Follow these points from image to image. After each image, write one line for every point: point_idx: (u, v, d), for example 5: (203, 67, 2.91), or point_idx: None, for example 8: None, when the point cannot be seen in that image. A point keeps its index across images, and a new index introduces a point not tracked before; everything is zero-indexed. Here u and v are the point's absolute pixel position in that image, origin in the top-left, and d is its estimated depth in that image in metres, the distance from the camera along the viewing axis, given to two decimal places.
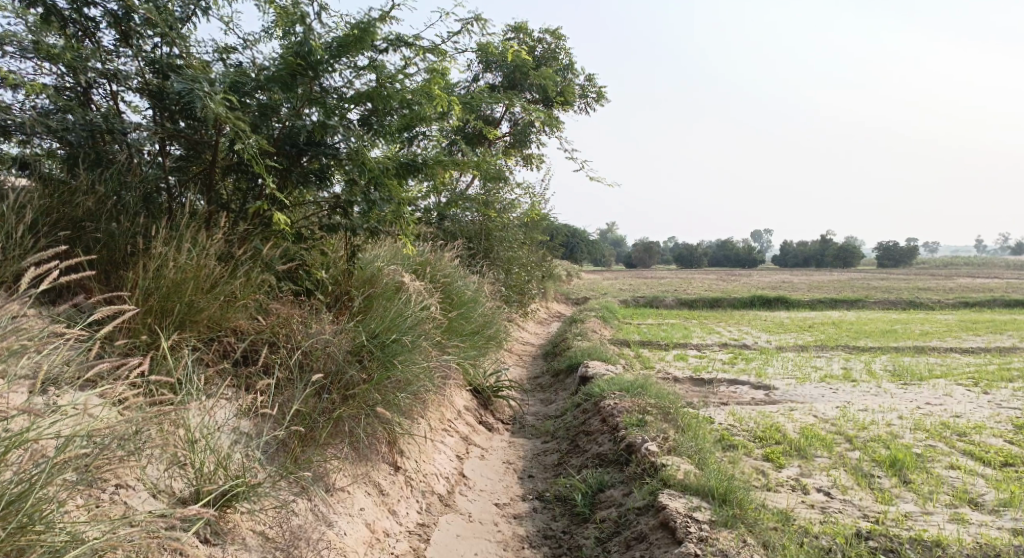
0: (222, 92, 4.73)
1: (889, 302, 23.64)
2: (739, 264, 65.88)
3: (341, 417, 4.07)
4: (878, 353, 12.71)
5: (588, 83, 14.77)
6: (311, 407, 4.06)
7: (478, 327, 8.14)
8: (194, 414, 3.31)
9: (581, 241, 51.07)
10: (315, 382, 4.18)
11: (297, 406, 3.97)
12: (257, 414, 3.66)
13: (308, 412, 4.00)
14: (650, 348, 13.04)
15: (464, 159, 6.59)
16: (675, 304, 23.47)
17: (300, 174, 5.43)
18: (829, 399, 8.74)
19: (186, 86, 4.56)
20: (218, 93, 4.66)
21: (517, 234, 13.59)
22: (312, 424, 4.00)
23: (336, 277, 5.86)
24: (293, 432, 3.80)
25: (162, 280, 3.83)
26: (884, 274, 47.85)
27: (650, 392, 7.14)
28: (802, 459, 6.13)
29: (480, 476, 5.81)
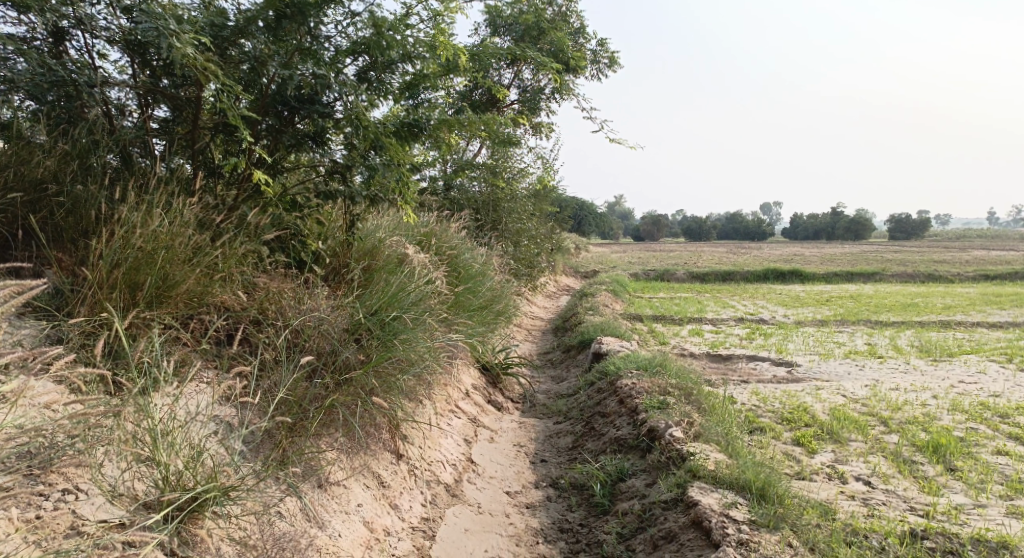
0: (193, 32, 4.20)
1: (906, 275, 23.04)
2: (749, 237, 65.06)
3: (336, 403, 3.66)
4: (902, 328, 12.23)
5: (600, 48, 14.16)
6: (302, 392, 3.64)
7: (485, 302, 7.71)
8: (162, 404, 2.87)
9: (588, 214, 50.55)
10: (305, 366, 3.74)
11: (286, 390, 3.56)
12: (239, 401, 3.25)
13: (299, 397, 3.59)
14: (664, 322, 12.61)
15: (471, 121, 6.09)
16: (687, 277, 22.98)
17: (294, 136, 4.99)
18: (856, 377, 8.29)
19: (160, 30, 4.04)
20: (187, 32, 4.14)
21: (527, 204, 13.11)
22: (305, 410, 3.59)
23: (334, 248, 5.48)
24: (281, 419, 3.38)
25: (130, 249, 3.38)
26: (897, 247, 47.06)
27: (670, 370, 6.70)
28: (836, 444, 5.70)
29: (489, 461, 5.42)
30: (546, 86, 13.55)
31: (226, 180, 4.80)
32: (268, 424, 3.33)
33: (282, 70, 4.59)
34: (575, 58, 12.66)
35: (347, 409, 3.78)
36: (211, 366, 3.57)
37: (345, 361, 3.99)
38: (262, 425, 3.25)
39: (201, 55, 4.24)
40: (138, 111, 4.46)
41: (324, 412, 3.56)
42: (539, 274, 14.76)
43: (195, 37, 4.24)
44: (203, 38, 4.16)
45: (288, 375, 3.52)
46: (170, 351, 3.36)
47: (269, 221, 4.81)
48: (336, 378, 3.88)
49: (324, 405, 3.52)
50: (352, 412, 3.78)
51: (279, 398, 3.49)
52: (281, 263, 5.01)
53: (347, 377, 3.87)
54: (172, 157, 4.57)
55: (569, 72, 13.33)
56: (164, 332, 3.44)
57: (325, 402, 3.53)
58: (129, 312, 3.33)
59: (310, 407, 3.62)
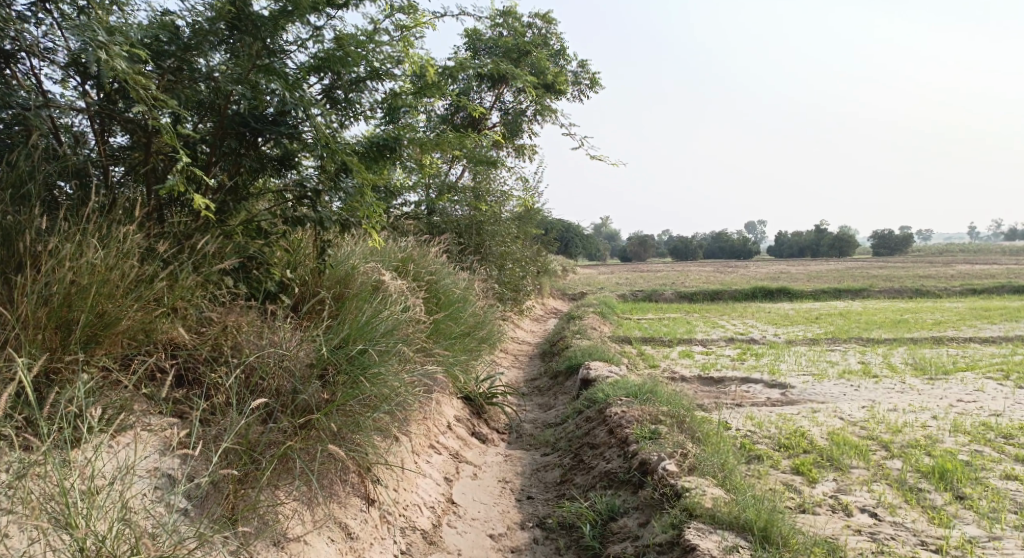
0: (124, 44, 3.84)
1: (894, 290, 22.96)
2: (735, 255, 65.19)
3: (294, 450, 3.37)
4: (895, 344, 12.02)
5: (581, 69, 14.03)
6: (256, 438, 3.36)
7: (467, 329, 7.42)
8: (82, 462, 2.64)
9: (574, 236, 50.44)
10: (259, 409, 3.46)
11: (239, 435, 3.25)
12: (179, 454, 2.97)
13: (252, 444, 3.28)
14: (653, 344, 12.34)
15: (446, 140, 5.83)
16: (675, 297, 22.78)
17: (258, 161, 4.76)
18: (852, 398, 8.03)
19: (92, 45, 3.68)
20: (118, 43, 3.79)
21: (511, 227, 12.86)
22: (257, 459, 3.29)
23: (304, 277, 5.25)
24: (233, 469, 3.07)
25: (60, 284, 3.11)
26: (882, 262, 47.26)
27: (661, 396, 6.41)
28: (837, 472, 5.41)
29: (471, 501, 5.09)
30: (527, 108, 13.39)
31: (184, 208, 4.48)
32: (218, 475, 3.01)
33: (237, 86, 4.34)
34: (556, 78, 12.51)
35: (306, 457, 3.49)
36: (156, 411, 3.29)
37: (306, 403, 3.71)
38: (211, 476, 2.94)
39: (134, 68, 3.91)
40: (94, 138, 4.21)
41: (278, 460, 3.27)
42: (525, 297, 14.50)
43: (128, 50, 3.89)
44: (138, 50, 3.83)
45: (240, 420, 3.23)
46: (106, 398, 3.09)
47: (227, 251, 4.54)
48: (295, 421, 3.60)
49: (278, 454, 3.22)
50: (312, 460, 3.49)
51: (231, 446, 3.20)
52: (244, 295, 4.71)
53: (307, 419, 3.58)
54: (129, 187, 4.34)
55: (550, 94, 13.17)
56: (101, 375, 3.19)
57: (280, 450, 3.23)
58: (60, 354, 3.06)
59: (264, 455, 3.32)
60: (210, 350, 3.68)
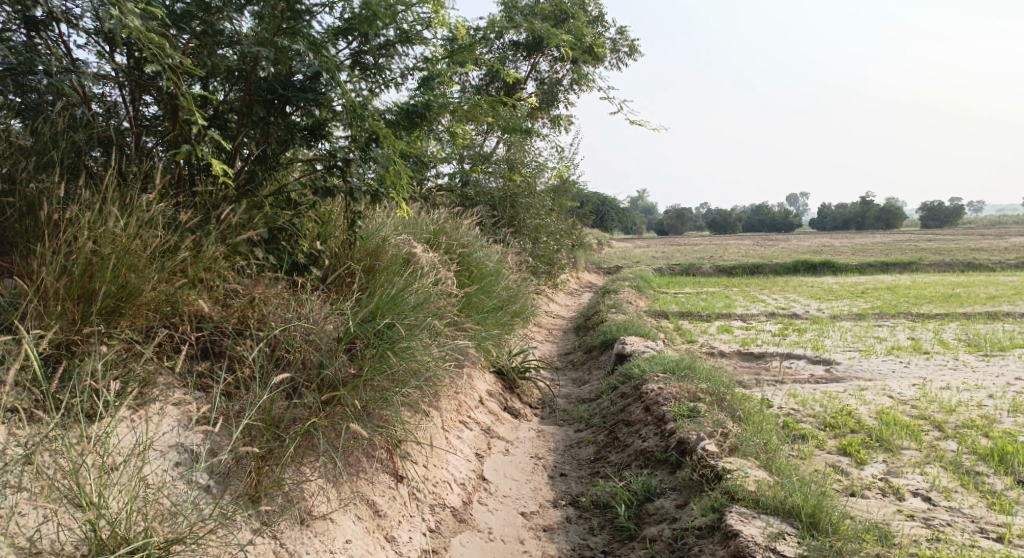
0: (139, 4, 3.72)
1: (944, 264, 22.14)
2: (775, 228, 63.83)
3: (317, 427, 3.23)
4: (946, 320, 11.55)
5: (619, 36, 13.60)
6: (278, 412, 3.25)
7: (500, 302, 7.28)
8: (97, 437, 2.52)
9: (611, 209, 49.87)
10: (284, 384, 3.34)
11: (262, 411, 3.13)
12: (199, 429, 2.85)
13: (275, 421, 3.16)
14: (691, 319, 12.07)
15: (477, 107, 5.62)
16: (713, 271, 22.35)
17: (284, 126, 4.60)
18: (901, 375, 7.70)
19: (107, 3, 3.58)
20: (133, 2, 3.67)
21: (545, 199, 12.62)
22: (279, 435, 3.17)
23: (334, 249, 5.15)
24: (254, 446, 2.95)
25: (81, 253, 2.99)
26: (931, 235, 45.77)
27: (700, 372, 6.19)
28: (887, 453, 5.15)
29: (503, 477, 4.96)
30: (563, 78, 13.09)
31: (210, 177, 4.38)
32: (240, 452, 2.90)
33: (260, 47, 4.17)
34: (593, 45, 12.14)
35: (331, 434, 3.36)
36: (180, 384, 3.19)
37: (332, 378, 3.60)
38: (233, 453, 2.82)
39: (150, 28, 3.80)
40: (126, 107, 4.11)
41: (301, 437, 3.14)
42: (560, 271, 14.30)
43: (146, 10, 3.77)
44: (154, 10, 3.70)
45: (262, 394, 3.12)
46: (129, 370, 2.99)
47: (254, 221, 4.42)
48: (320, 396, 3.48)
49: (300, 432, 3.09)
50: (338, 437, 3.36)
51: (252, 420, 3.09)
52: (272, 266, 4.60)
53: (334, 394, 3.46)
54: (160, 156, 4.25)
55: (587, 62, 12.84)
56: (124, 348, 3.08)
57: (304, 426, 3.10)
58: (80, 326, 2.95)
59: (287, 431, 3.20)
60: (235, 322, 3.57)
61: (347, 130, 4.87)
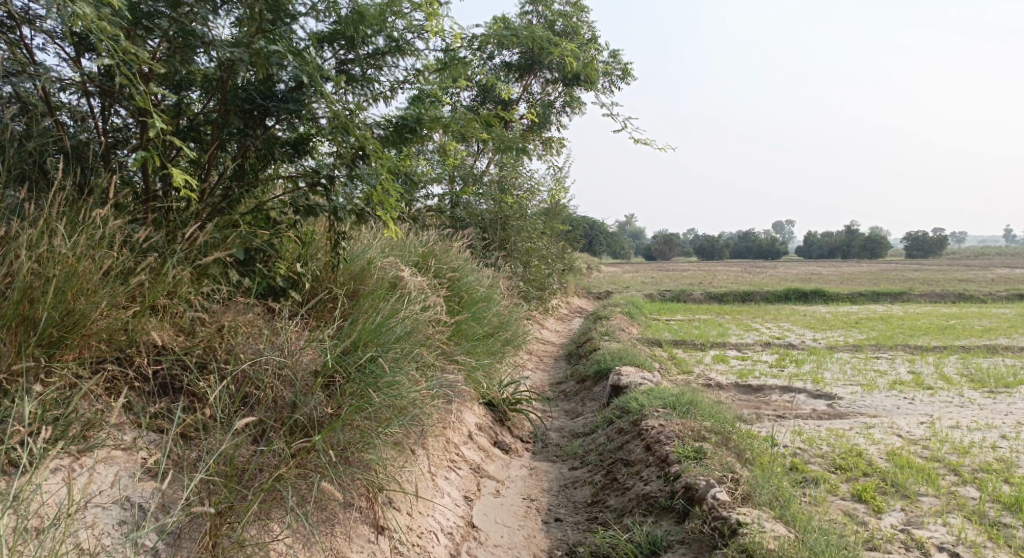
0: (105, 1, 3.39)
1: (934, 294, 22.02)
2: (762, 255, 63.95)
3: (287, 480, 2.84)
4: (945, 352, 11.29)
5: (612, 59, 13.40)
6: (242, 460, 2.89)
7: (490, 329, 6.93)
8: (17, 498, 2.15)
9: (599, 233, 49.75)
10: (250, 428, 2.97)
11: (223, 461, 2.76)
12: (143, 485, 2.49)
13: (237, 472, 2.78)
14: (684, 348, 11.75)
15: (469, 123, 5.32)
16: (704, 297, 22.12)
17: (264, 140, 4.32)
18: (906, 412, 7.38)
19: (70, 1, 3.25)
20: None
21: (537, 222, 12.32)
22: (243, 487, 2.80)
23: (316, 273, 4.80)
24: (209, 504, 2.56)
25: (22, 276, 2.64)
26: (918, 265, 45.93)
27: (702, 408, 5.85)
28: (904, 500, 4.81)
29: (494, 523, 4.59)
30: (556, 100, 12.88)
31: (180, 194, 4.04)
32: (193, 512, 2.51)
33: (238, 49, 3.83)
34: (587, 68, 11.93)
35: (304, 486, 2.99)
36: (131, 424, 2.82)
37: (307, 419, 3.25)
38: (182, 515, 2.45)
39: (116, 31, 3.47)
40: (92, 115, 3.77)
41: (267, 490, 2.77)
42: (550, 296, 13.97)
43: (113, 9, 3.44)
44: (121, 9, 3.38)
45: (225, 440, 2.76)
46: (72, 411, 2.62)
47: (227, 240, 4.07)
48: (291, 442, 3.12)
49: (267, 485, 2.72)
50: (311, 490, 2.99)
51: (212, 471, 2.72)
52: (247, 290, 4.25)
53: (307, 439, 3.11)
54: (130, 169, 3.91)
55: (580, 85, 12.64)
56: (67, 384, 2.72)
57: (268, 480, 2.71)
58: (16, 360, 2.59)
59: (252, 484, 2.82)
60: (199, 353, 3.22)
61: (333, 146, 4.58)
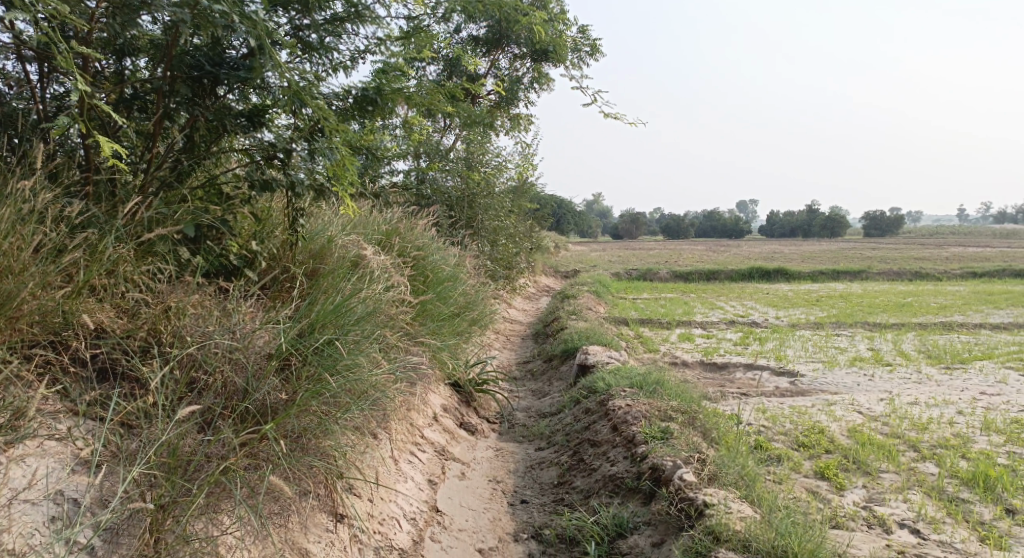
0: None
1: (893, 272, 22.48)
2: (726, 234, 64.64)
3: (233, 472, 2.69)
4: (903, 330, 11.50)
5: (581, 35, 13.22)
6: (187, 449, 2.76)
7: (456, 309, 6.81)
8: None
9: (566, 212, 49.75)
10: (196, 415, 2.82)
11: (164, 452, 2.61)
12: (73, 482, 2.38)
13: (179, 465, 2.63)
14: (650, 326, 11.78)
15: (430, 96, 5.17)
16: (670, 276, 22.24)
17: (214, 110, 4.12)
18: (867, 389, 7.49)
19: None
20: None
21: (504, 200, 12.17)
22: (187, 479, 2.66)
23: (273, 252, 4.65)
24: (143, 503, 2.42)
25: None
26: (876, 244, 46.91)
27: (669, 387, 5.83)
28: (866, 477, 4.86)
29: (458, 507, 4.53)
30: (523, 76, 12.69)
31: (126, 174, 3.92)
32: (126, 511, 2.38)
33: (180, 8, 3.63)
34: (555, 43, 11.75)
35: (254, 477, 2.86)
36: (67, 412, 2.73)
37: (258, 404, 3.14)
38: (112, 515, 2.32)
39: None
40: (30, 81, 3.58)
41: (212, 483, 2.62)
42: (517, 275, 13.90)
43: None
44: None
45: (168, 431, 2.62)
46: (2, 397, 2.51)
47: (176, 218, 3.89)
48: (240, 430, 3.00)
49: (213, 478, 2.59)
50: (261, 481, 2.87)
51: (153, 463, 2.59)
52: (199, 271, 4.09)
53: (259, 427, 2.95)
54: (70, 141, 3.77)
55: (549, 60, 12.47)
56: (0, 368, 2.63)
57: (208, 475, 2.55)
58: None
59: (196, 475, 2.69)
60: (142, 335, 3.15)
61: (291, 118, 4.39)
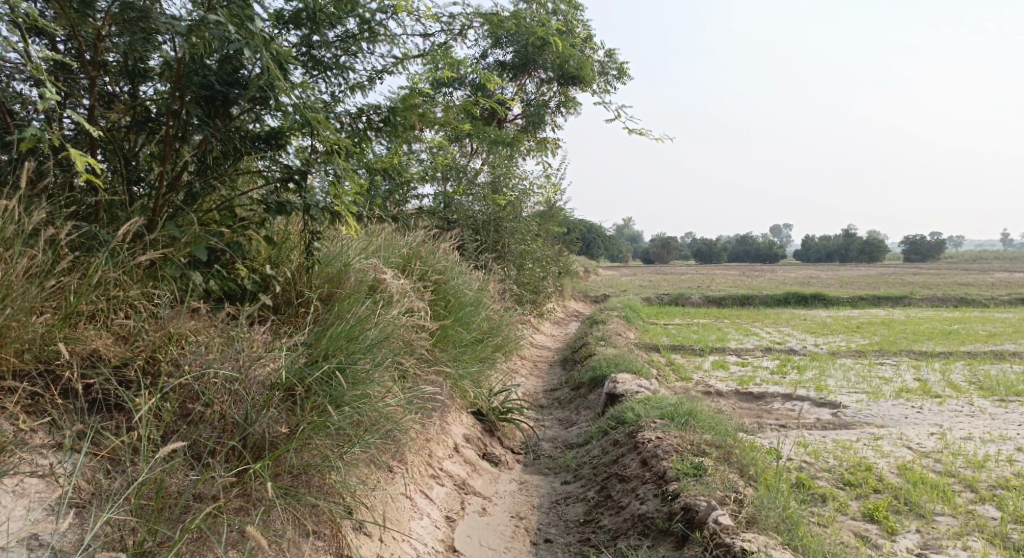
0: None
1: (936, 298, 21.72)
2: (760, 259, 63.65)
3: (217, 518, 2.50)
4: (950, 359, 10.96)
5: (609, 58, 13.07)
6: (174, 489, 2.60)
7: (479, 335, 6.59)
8: None
9: (596, 236, 49.46)
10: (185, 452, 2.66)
11: (145, 494, 2.46)
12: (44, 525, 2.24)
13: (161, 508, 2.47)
14: (682, 353, 11.41)
15: (448, 115, 5.00)
16: (702, 301, 21.79)
17: (228, 132, 3.99)
18: (914, 422, 7.05)
19: None
20: None
21: (531, 224, 11.97)
22: (171, 523, 2.50)
23: (289, 275, 4.49)
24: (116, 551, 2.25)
25: None
26: (918, 269, 45.69)
27: (702, 419, 5.50)
28: (919, 520, 4.48)
29: (478, 546, 4.26)
30: (551, 100, 12.55)
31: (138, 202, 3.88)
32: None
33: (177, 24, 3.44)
34: (583, 66, 11.60)
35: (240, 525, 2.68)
36: (51, 447, 2.57)
37: (258, 438, 2.98)
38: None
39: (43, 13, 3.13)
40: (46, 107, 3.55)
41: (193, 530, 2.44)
42: (545, 300, 13.64)
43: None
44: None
45: (150, 470, 2.47)
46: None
47: (186, 239, 3.75)
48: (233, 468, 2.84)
49: (195, 525, 2.41)
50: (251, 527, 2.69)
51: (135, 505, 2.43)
52: (210, 295, 3.94)
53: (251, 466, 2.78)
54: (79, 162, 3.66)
55: (577, 84, 12.32)
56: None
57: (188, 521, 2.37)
58: None
59: (181, 519, 2.53)
60: (141, 361, 3.00)
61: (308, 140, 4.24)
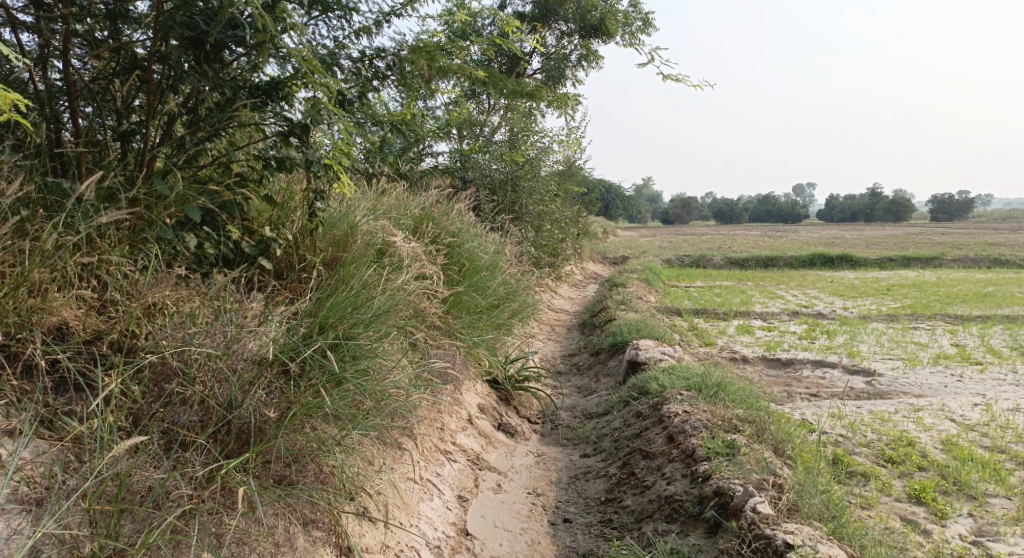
0: None
1: (968, 260, 21.00)
2: (783, 219, 62.55)
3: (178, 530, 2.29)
4: (989, 323, 10.47)
5: (633, 8, 12.43)
6: (140, 487, 2.39)
7: (495, 300, 6.25)
8: None
9: (615, 197, 48.74)
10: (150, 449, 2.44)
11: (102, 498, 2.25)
12: None
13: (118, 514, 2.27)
14: (706, 317, 11.02)
15: (461, 61, 4.58)
16: (724, 263, 21.30)
17: (221, 79, 3.61)
18: (956, 392, 6.65)
19: None
20: None
21: (550, 183, 11.52)
22: (133, 525, 2.31)
23: (290, 238, 4.16)
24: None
25: None
26: (946, 228, 44.46)
27: (732, 391, 5.15)
28: (971, 503, 4.13)
29: (494, 528, 3.99)
30: (571, 53, 11.99)
31: (125, 158, 3.56)
32: None
33: None
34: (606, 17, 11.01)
35: (212, 529, 2.44)
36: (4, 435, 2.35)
37: (244, 422, 2.72)
38: None
39: None
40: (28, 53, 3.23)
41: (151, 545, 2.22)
42: (563, 262, 13.25)
43: None
44: None
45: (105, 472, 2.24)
46: None
47: (172, 198, 3.42)
48: (212, 458, 2.61)
49: (154, 539, 2.21)
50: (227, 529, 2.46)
51: (91, 508, 2.23)
52: (200, 261, 3.64)
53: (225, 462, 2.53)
54: (59, 116, 3.33)
55: (599, 36, 11.73)
56: None
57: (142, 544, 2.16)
58: None
59: (144, 522, 2.32)
60: (114, 335, 2.74)
61: (313, 92, 3.82)
